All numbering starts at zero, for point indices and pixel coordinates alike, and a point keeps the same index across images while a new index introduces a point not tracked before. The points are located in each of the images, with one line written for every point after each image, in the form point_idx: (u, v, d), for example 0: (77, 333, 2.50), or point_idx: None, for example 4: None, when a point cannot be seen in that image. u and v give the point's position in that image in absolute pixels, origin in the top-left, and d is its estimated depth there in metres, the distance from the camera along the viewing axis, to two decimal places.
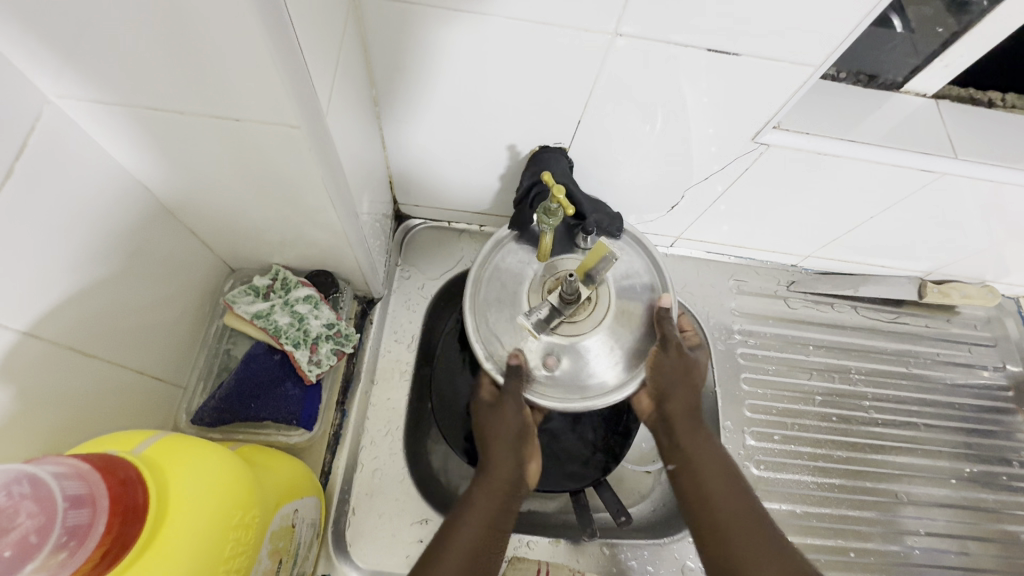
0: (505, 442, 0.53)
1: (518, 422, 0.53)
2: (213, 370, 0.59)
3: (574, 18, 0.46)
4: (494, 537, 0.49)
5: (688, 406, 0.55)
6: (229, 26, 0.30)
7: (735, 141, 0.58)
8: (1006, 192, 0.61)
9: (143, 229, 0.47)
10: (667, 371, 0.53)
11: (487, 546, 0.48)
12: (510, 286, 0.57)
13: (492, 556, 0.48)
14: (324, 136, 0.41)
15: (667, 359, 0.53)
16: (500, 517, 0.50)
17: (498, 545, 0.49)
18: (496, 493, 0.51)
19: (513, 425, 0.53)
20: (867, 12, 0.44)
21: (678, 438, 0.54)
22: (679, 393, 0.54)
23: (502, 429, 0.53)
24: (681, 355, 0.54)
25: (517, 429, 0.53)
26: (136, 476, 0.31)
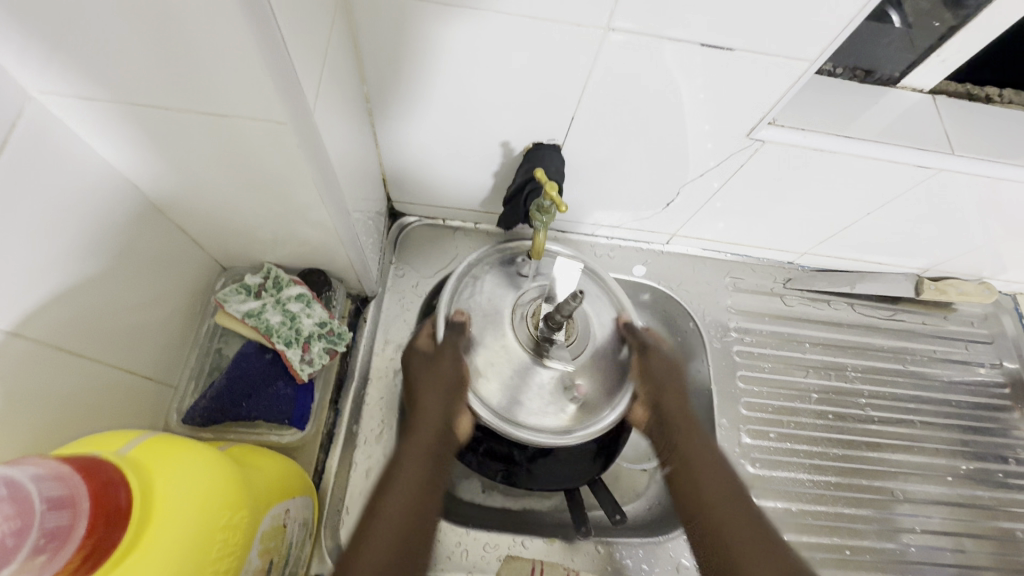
0: (436, 393, 0.53)
1: (450, 371, 0.54)
2: (204, 369, 0.59)
3: (566, 13, 0.45)
4: (431, 487, 0.49)
5: (679, 410, 0.57)
6: (212, 19, 0.30)
7: (730, 137, 0.58)
8: (1003, 188, 0.61)
9: (131, 228, 0.47)
10: (656, 375, 0.58)
11: (422, 500, 0.48)
12: (481, 314, 0.58)
13: (430, 510, 0.48)
14: (313, 133, 0.40)
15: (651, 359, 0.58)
16: (431, 470, 0.50)
17: (434, 498, 0.49)
18: (427, 448, 0.51)
19: (447, 372, 0.54)
20: (862, 6, 0.43)
21: (675, 439, 0.56)
22: (669, 397, 0.58)
23: (435, 379, 0.54)
24: (659, 356, 0.59)
25: (453, 378, 0.53)
26: (119, 477, 0.31)
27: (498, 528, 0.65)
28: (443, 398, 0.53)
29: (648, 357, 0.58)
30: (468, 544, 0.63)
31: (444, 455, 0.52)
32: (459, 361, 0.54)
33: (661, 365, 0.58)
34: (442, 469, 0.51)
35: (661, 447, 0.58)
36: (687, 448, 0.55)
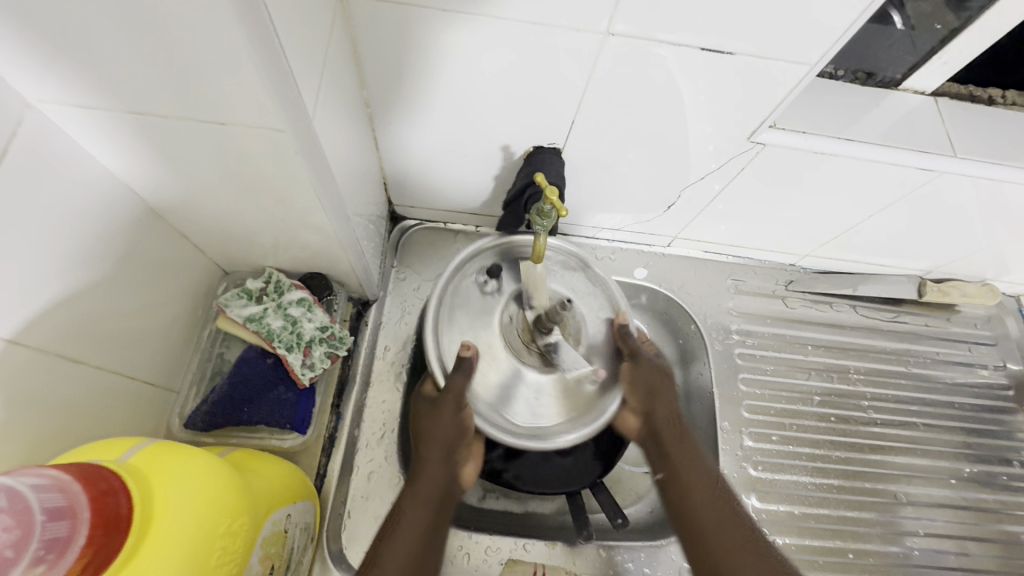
0: (440, 445, 0.54)
1: (454, 420, 0.54)
2: (206, 374, 0.59)
3: (565, 18, 0.45)
4: (432, 541, 0.48)
5: (672, 417, 0.58)
6: (210, 29, 0.30)
7: (731, 140, 0.58)
8: (1007, 190, 0.61)
9: (131, 234, 0.47)
10: (648, 382, 0.59)
11: (422, 554, 0.46)
12: (472, 331, 0.60)
13: (430, 565, 0.47)
14: (311, 139, 0.40)
15: (641, 367, 0.59)
16: (434, 523, 0.49)
17: (435, 554, 0.47)
18: (428, 503, 0.50)
19: (452, 422, 0.54)
20: (862, 10, 0.43)
21: (664, 447, 0.56)
22: (660, 404, 0.59)
23: (441, 429, 0.54)
24: (648, 364, 0.60)
25: (459, 427, 0.54)
26: (121, 485, 0.31)
27: (499, 532, 0.65)
28: (446, 451, 0.54)
29: (638, 366, 0.59)
30: (470, 548, 0.63)
31: (445, 511, 0.52)
32: (461, 410, 0.54)
33: (652, 374, 0.59)
34: (445, 521, 0.51)
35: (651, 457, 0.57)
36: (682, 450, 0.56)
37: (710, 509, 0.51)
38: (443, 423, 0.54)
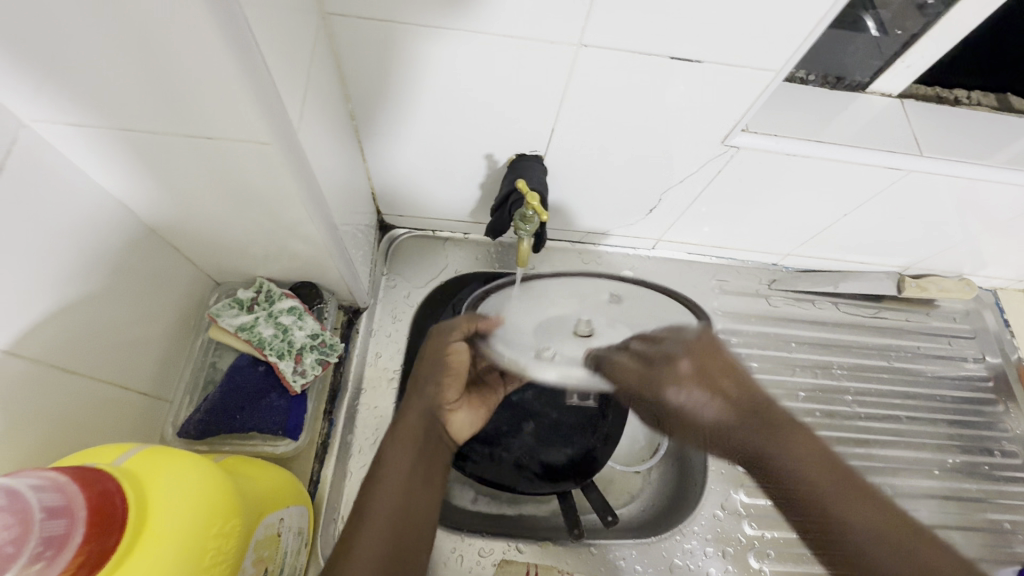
0: (421, 398, 0.55)
1: (439, 361, 0.56)
2: (198, 383, 0.60)
3: (539, 30, 0.47)
4: (416, 481, 0.50)
5: (746, 395, 0.60)
6: (196, 47, 0.32)
7: (707, 144, 0.60)
8: (975, 187, 0.63)
9: (124, 247, 0.48)
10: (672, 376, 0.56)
11: (409, 488, 0.49)
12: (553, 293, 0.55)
13: (418, 495, 0.49)
14: (297, 151, 0.42)
15: (631, 368, 0.52)
16: (419, 461, 0.52)
17: (421, 485, 0.50)
18: (412, 434, 0.53)
19: (437, 360, 0.56)
20: (823, 15, 0.45)
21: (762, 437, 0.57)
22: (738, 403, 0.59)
23: (428, 370, 0.56)
24: (663, 360, 0.54)
25: (445, 362, 0.56)
26: (115, 488, 0.32)
27: (492, 533, 0.66)
28: (425, 398, 0.56)
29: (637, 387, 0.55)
30: (462, 550, 0.63)
31: (431, 448, 0.54)
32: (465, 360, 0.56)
33: (654, 360, 0.53)
34: (430, 459, 0.53)
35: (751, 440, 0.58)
36: (747, 404, 0.60)
37: (806, 465, 0.54)
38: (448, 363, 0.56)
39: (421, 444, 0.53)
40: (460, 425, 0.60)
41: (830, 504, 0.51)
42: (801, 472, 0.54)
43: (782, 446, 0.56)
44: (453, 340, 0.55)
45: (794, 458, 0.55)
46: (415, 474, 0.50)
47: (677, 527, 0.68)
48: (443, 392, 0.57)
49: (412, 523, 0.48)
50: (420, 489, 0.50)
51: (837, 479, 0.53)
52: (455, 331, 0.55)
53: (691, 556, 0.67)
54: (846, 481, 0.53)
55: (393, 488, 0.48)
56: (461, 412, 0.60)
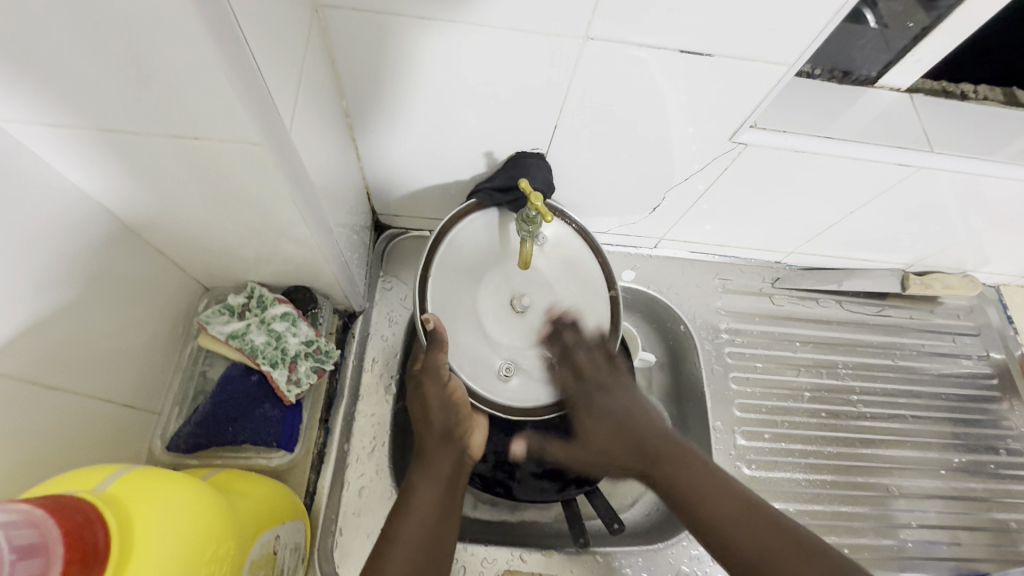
0: (436, 433, 0.55)
1: (443, 395, 0.55)
2: (188, 394, 0.58)
3: (542, 23, 0.45)
4: (444, 515, 0.50)
5: (621, 437, 0.56)
6: (177, 41, 0.29)
7: (713, 140, 0.58)
8: (983, 183, 0.62)
9: (105, 255, 0.46)
10: (603, 405, 0.58)
11: (439, 523, 0.49)
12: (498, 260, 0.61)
13: (446, 531, 0.49)
14: (289, 151, 0.40)
15: (584, 368, 0.58)
16: (448, 496, 0.51)
17: (450, 518, 0.50)
18: (440, 472, 0.52)
19: (439, 397, 0.55)
20: (838, 9, 0.44)
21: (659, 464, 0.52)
22: (606, 442, 0.57)
23: (435, 408, 0.55)
24: (603, 388, 0.58)
25: (449, 400, 0.55)
26: (97, 517, 0.30)
27: (495, 543, 0.63)
28: (444, 434, 0.55)
29: (582, 408, 0.58)
30: (466, 561, 0.61)
31: (457, 480, 0.54)
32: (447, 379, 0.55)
33: (599, 382, 0.58)
34: (457, 492, 0.53)
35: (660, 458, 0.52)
36: (633, 424, 0.56)
37: (691, 486, 0.49)
38: (433, 396, 0.55)
39: (452, 474, 0.53)
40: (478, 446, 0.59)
41: (733, 532, 0.45)
42: (702, 496, 0.48)
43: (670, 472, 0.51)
44: (447, 378, 0.55)
45: (676, 483, 0.50)
46: (445, 501, 0.51)
47: (685, 533, 0.66)
48: (458, 424, 0.56)
49: (444, 544, 0.48)
50: (450, 518, 0.50)
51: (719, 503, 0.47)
52: (444, 363, 0.54)
53: (698, 562, 0.65)
54: (719, 501, 0.47)
55: (425, 513, 0.48)
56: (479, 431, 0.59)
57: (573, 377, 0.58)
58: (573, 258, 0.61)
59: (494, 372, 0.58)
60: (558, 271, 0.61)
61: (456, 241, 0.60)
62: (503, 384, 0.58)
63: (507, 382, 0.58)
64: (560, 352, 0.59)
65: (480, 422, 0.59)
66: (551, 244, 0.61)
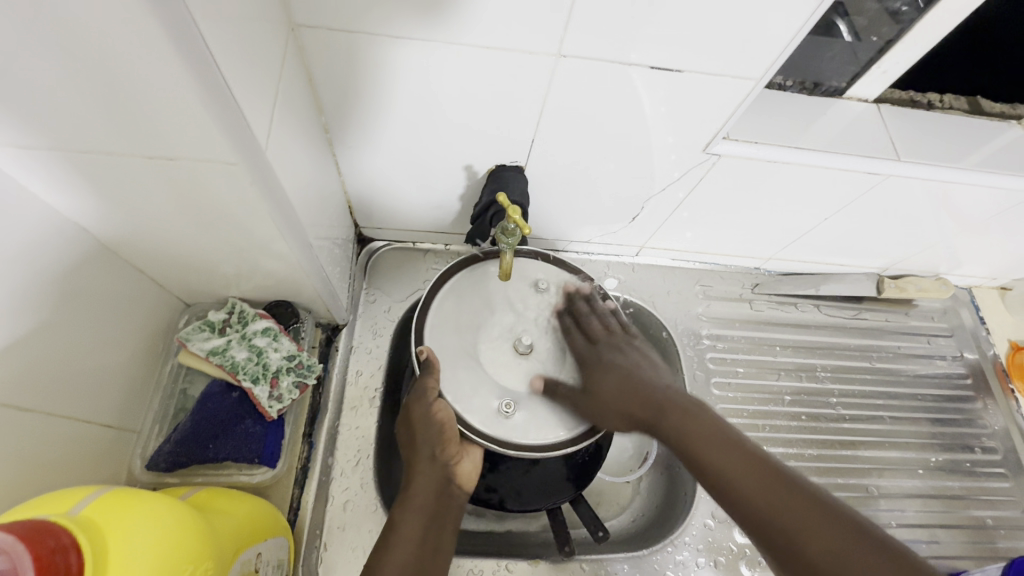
0: (423, 461, 0.52)
1: (428, 420, 0.52)
2: (169, 411, 0.57)
3: (516, 41, 0.46)
4: (425, 551, 0.48)
5: (638, 391, 0.54)
6: (150, 64, 0.30)
7: (690, 151, 0.59)
8: (951, 189, 0.63)
9: (80, 276, 0.45)
10: (615, 361, 0.56)
11: (419, 561, 0.47)
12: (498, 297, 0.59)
13: (426, 569, 0.47)
14: (266, 171, 0.40)
15: (597, 331, 0.58)
16: (431, 530, 0.50)
17: (432, 555, 0.48)
18: (424, 505, 0.51)
19: (425, 419, 0.53)
20: (802, 25, 0.45)
21: (671, 415, 0.51)
22: (617, 398, 0.53)
23: (422, 433, 0.53)
24: (612, 347, 0.57)
25: (434, 423, 0.52)
26: (71, 542, 0.30)
27: (481, 554, 0.64)
28: (432, 459, 0.52)
29: (592, 366, 0.56)
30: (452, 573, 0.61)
31: (444, 510, 0.52)
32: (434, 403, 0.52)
33: (610, 342, 0.58)
34: (443, 524, 0.51)
35: (669, 410, 0.51)
36: (660, 396, 0.53)
37: (749, 482, 0.44)
38: (422, 422, 0.53)
39: (436, 503, 0.51)
40: (473, 472, 0.55)
41: (742, 489, 0.44)
42: (707, 454, 0.47)
43: (679, 425, 0.50)
44: (435, 400, 0.53)
45: (719, 469, 0.46)
46: (427, 533, 0.49)
47: (669, 538, 0.67)
48: (445, 451, 0.52)
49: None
50: (433, 553, 0.49)
51: (784, 497, 0.42)
52: (433, 387, 0.53)
53: (683, 568, 0.66)
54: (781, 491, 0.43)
55: (405, 550, 0.47)
56: (469, 459, 0.55)
57: (585, 339, 0.58)
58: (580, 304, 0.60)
59: (497, 410, 0.53)
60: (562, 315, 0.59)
61: (455, 286, 0.59)
62: (506, 421, 0.53)
63: (511, 422, 0.53)
64: (575, 321, 0.59)
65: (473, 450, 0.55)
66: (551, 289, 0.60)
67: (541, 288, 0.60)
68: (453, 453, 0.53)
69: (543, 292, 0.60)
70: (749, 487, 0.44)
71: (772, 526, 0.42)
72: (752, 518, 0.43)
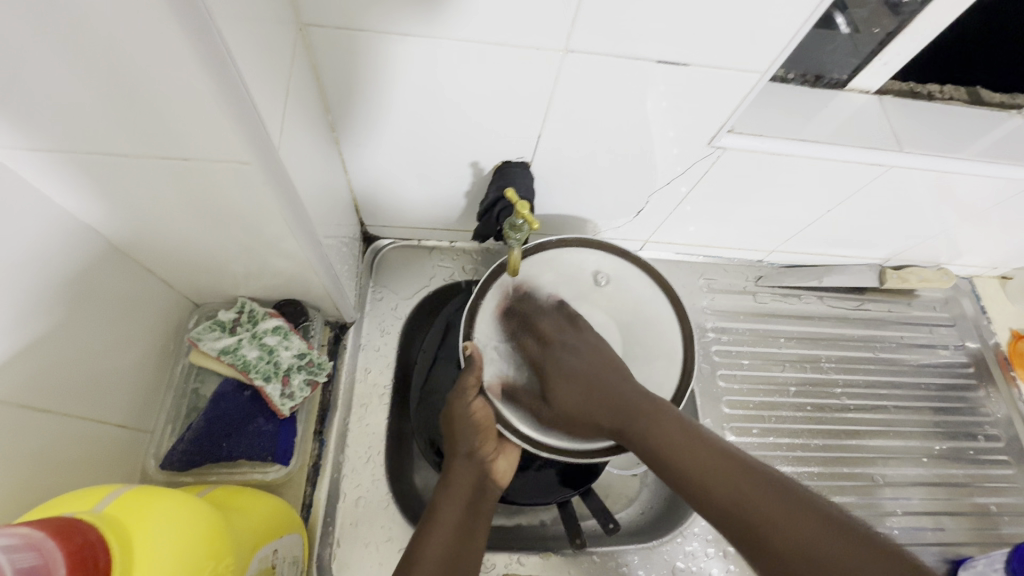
0: (462, 456, 0.53)
1: (467, 415, 0.53)
2: (181, 411, 0.58)
3: (523, 38, 0.46)
4: (464, 538, 0.49)
5: (597, 395, 0.52)
6: (165, 66, 0.30)
7: (694, 145, 0.60)
8: (952, 180, 0.64)
9: (93, 276, 0.46)
10: (568, 367, 0.54)
11: (458, 548, 0.48)
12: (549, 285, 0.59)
13: (466, 555, 0.48)
14: (279, 170, 0.40)
15: (550, 330, 0.56)
16: (469, 519, 0.50)
17: (471, 543, 0.49)
18: (461, 494, 0.52)
19: (465, 418, 0.53)
20: (806, 18, 0.45)
21: (630, 406, 0.51)
22: (577, 406, 0.52)
23: (461, 428, 0.53)
24: (566, 346, 0.55)
25: (473, 422, 0.53)
26: (98, 538, 0.30)
27: (493, 547, 0.64)
28: (468, 454, 0.53)
29: (549, 372, 0.54)
30: None
31: (482, 504, 0.52)
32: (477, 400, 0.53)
33: (564, 343, 0.55)
34: (482, 517, 0.52)
35: (631, 405, 0.51)
36: (625, 398, 0.51)
37: (711, 474, 0.46)
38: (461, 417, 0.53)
39: (474, 496, 0.52)
40: (508, 471, 0.56)
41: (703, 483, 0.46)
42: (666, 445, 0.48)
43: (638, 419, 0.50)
44: (474, 398, 0.53)
45: (678, 461, 0.47)
46: (466, 525, 0.50)
47: (678, 530, 0.68)
48: (482, 446, 0.53)
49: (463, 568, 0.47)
50: (470, 542, 0.49)
51: (762, 500, 0.43)
52: (472, 386, 0.52)
53: (692, 558, 0.67)
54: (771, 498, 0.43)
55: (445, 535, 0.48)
56: (503, 457, 0.55)
57: (537, 342, 0.56)
58: (629, 297, 0.59)
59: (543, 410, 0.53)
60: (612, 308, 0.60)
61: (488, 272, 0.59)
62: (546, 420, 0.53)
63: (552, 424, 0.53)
64: (523, 319, 0.56)
65: (508, 448, 0.56)
66: (610, 281, 0.59)
67: (597, 281, 0.59)
68: (488, 450, 0.54)
69: (599, 285, 0.59)
70: (710, 481, 0.45)
71: (738, 521, 0.43)
72: (716, 513, 0.45)
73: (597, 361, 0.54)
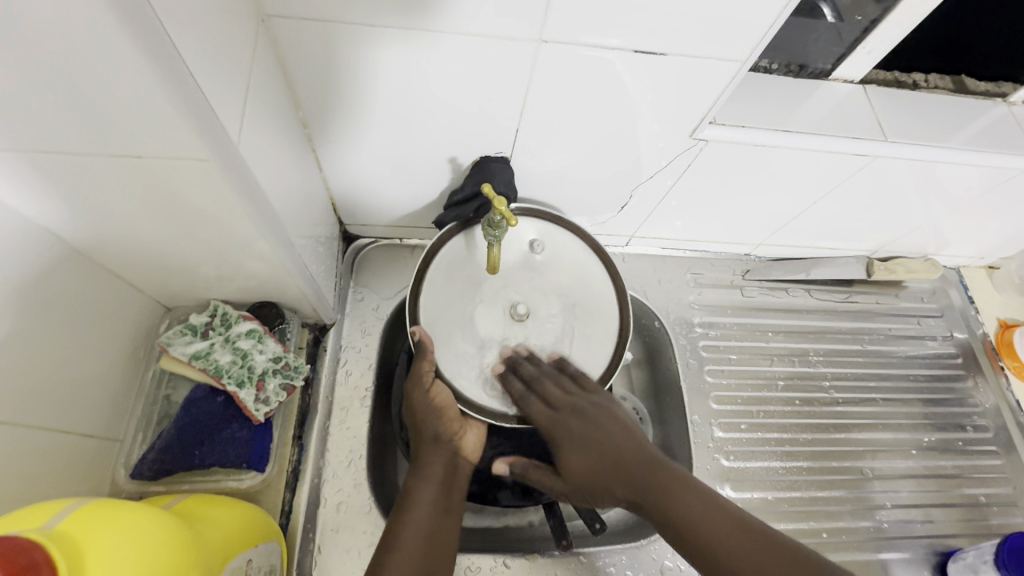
0: (429, 439, 0.55)
1: (426, 401, 0.54)
2: (153, 418, 0.56)
3: (496, 28, 0.45)
4: (442, 520, 0.50)
5: (609, 465, 0.52)
6: (107, 60, 0.28)
7: (676, 137, 0.59)
8: (938, 169, 0.63)
9: (54, 278, 0.44)
10: (576, 432, 0.54)
11: (439, 527, 0.50)
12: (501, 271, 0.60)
13: (447, 531, 0.50)
14: (240, 169, 0.39)
15: (557, 396, 0.54)
16: (444, 497, 0.52)
17: (451, 520, 0.51)
18: (434, 473, 0.53)
19: (424, 404, 0.54)
20: (785, 5, 0.44)
21: (642, 472, 0.51)
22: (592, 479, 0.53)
23: (422, 413, 0.54)
24: (579, 412, 0.54)
25: (433, 406, 0.54)
26: (45, 559, 0.28)
27: (477, 550, 0.63)
28: (434, 438, 0.55)
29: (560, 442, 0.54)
30: None
31: (455, 481, 0.54)
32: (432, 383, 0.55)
33: (574, 408, 0.54)
34: (454, 492, 0.54)
35: (644, 471, 0.51)
36: (638, 463, 0.51)
37: (725, 535, 0.44)
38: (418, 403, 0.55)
39: (447, 475, 0.54)
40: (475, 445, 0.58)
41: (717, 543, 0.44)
42: (681, 508, 0.47)
43: (651, 480, 0.50)
44: (431, 384, 0.55)
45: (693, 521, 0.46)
46: (442, 504, 0.51)
47: None
48: (447, 427, 0.55)
49: (443, 545, 0.49)
50: (447, 519, 0.51)
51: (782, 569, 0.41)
52: (428, 371, 0.55)
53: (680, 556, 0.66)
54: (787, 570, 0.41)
55: (422, 515, 0.50)
56: (473, 431, 0.57)
57: (545, 406, 0.54)
58: (571, 258, 0.61)
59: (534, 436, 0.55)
60: (557, 280, 0.61)
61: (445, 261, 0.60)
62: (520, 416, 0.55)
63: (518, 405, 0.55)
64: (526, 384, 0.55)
65: (472, 423, 0.58)
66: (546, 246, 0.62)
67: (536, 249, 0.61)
68: (453, 428, 0.56)
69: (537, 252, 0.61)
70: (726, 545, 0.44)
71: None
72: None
73: (613, 432, 0.54)
